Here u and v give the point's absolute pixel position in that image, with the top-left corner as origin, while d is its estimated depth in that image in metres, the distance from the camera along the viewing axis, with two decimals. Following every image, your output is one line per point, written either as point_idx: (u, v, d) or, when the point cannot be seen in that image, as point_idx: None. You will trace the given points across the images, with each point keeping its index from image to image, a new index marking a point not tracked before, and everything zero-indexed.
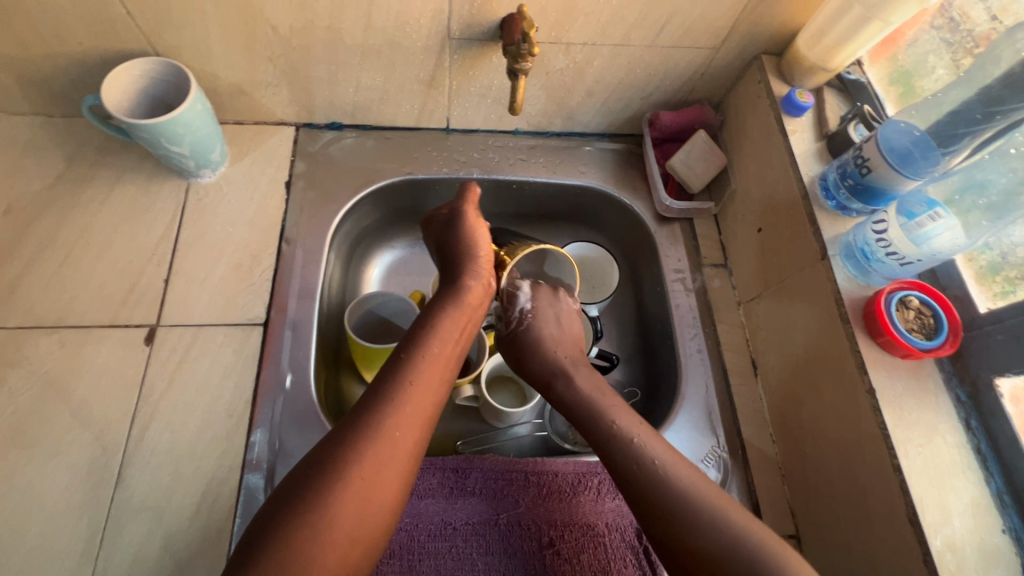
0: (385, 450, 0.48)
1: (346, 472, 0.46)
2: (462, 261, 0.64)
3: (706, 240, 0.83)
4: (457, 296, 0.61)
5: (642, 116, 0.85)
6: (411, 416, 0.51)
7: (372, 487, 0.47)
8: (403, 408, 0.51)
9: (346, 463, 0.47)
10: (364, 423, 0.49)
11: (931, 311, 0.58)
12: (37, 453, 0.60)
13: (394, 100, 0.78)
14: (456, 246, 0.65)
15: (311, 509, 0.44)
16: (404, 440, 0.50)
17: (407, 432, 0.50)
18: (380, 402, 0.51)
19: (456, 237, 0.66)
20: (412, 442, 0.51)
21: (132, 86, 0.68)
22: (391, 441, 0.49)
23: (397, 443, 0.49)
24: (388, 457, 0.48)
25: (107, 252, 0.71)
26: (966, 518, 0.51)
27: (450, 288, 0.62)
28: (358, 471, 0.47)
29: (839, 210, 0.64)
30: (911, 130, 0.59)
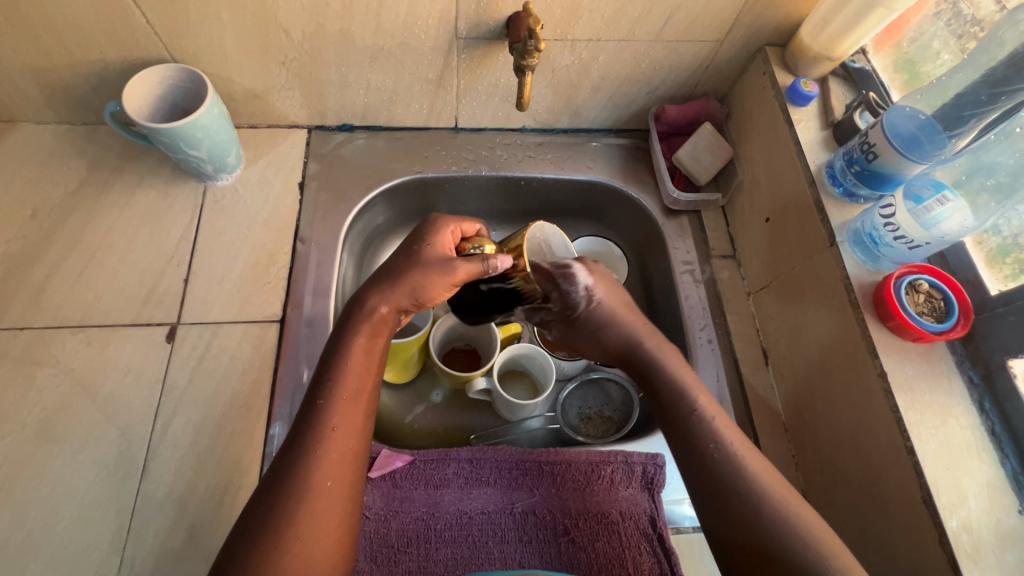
0: (307, 507, 0.45)
1: (276, 535, 0.43)
2: (394, 284, 0.56)
3: (714, 232, 0.83)
4: (370, 319, 0.55)
5: (647, 111, 0.86)
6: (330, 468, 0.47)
7: (300, 552, 0.43)
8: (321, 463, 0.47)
9: (273, 525, 0.44)
10: (287, 485, 0.46)
11: (942, 294, 0.58)
12: (65, 447, 0.62)
13: (404, 101, 0.80)
14: (407, 265, 0.57)
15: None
16: (325, 499, 0.46)
17: (328, 488, 0.46)
18: (299, 458, 0.47)
19: (399, 259, 0.58)
20: (334, 498, 0.46)
21: (151, 92, 0.70)
22: (311, 500, 0.45)
23: (321, 501, 0.46)
24: (312, 518, 0.45)
25: (130, 253, 0.73)
26: (981, 499, 0.51)
27: (367, 315, 0.55)
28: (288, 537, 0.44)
29: (846, 197, 0.65)
30: (916, 115, 0.60)
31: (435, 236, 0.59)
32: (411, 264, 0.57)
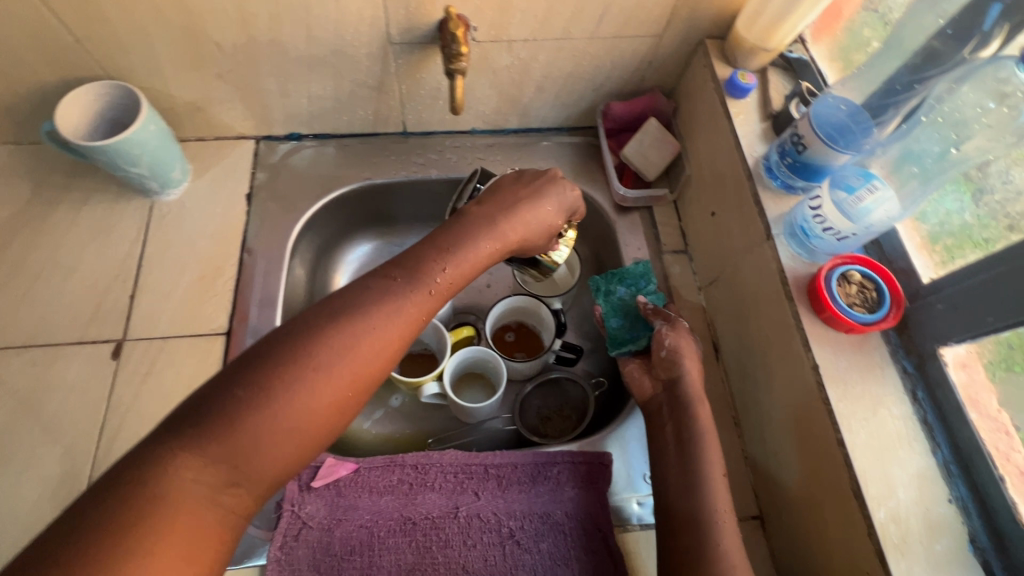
0: (336, 384, 0.41)
1: (293, 400, 0.40)
2: (508, 215, 0.55)
3: (666, 227, 0.83)
4: (490, 224, 0.54)
5: (596, 108, 0.85)
6: (370, 355, 0.43)
7: (300, 422, 0.40)
8: (367, 351, 0.43)
9: (297, 387, 0.40)
10: (327, 345, 0.42)
11: (874, 284, 0.58)
12: (11, 467, 0.62)
13: (348, 108, 0.80)
14: (498, 208, 0.55)
15: (249, 394, 0.39)
16: (350, 379, 0.42)
17: (361, 375, 0.43)
18: (356, 334, 0.43)
19: (510, 193, 0.57)
20: (358, 390, 0.43)
21: (87, 111, 0.70)
22: (342, 376, 0.42)
23: (347, 383, 0.42)
24: (331, 393, 0.41)
25: (76, 271, 0.73)
26: (911, 489, 0.51)
27: (472, 233, 0.52)
28: (300, 395, 0.40)
29: (785, 189, 0.63)
30: (842, 105, 0.60)
31: (550, 189, 0.59)
32: (526, 207, 0.56)
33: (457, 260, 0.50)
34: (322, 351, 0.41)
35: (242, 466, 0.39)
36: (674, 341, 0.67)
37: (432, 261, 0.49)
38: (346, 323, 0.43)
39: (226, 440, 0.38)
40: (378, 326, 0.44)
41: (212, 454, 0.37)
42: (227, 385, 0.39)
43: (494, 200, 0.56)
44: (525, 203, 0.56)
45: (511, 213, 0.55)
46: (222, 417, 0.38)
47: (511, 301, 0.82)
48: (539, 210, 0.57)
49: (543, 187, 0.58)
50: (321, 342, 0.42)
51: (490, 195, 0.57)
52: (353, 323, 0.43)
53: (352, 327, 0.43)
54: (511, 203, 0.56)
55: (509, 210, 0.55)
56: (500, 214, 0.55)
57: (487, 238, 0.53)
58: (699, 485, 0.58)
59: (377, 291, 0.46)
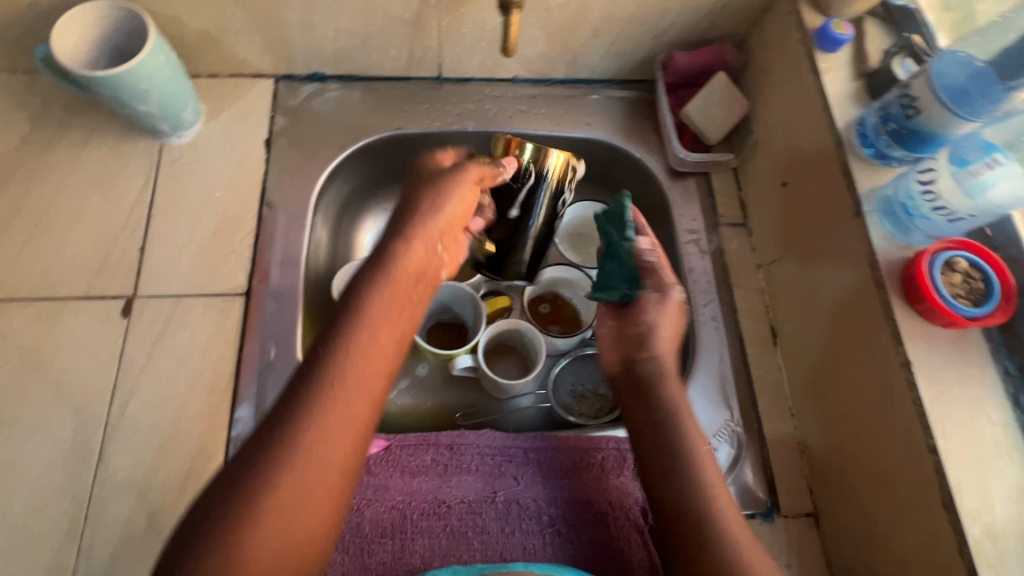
0: (340, 412, 0.42)
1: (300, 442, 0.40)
2: (421, 211, 0.54)
3: (724, 197, 0.75)
4: (428, 230, 0.54)
5: (654, 58, 0.76)
6: (362, 374, 0.44)
7: (319, 458, 0.40)
8: (356, 363, 0.44)
9: (298, 430, 0.40)
10: (313, 382, 0.42)
11: (981, 274, 0.51)
12: (16, 429, 0.58)
13: (379, 46, 0.71)
14: (421, 206, 0.55)
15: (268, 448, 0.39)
16: (353, 404, 0.42)
17: (364, 397, 0.43)
18: (338, 357, 0.43)
19: (427, 187, 0.56)
20: (362, 408, 0.43)
21: (87, 37, 0.61)
22: (342, 403, 0.42)
23: (351, 407, 0.42)
24: (338, 425, 0.41)
25: (80, 218, 0.67)
26: (1009, 504, 0.46)
27: (409, 234, 0.53)
28: (310, 438, 0.40)
29: (877, 158, 0.56)
30: (971, 63, 0.50)
31: (474, 174, 0.57)
32: (448, 191, 0.55)
33: (407, 259, 0.51)
34: (313, 392, 0.42)
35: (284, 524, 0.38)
36: (656, 316, 0.60)
37: (381, 269, 0.49)
38: (320, 356, 0.43)
39: (249, 506, 0.38)
40: (359, 344, 0.45)
41: (260, 512, 0.38)
42: (244, 456, 0.40)
43: (418, 200, 0.55)
44: (445, 187, 0.55)
45: (444, 204, 0.55)
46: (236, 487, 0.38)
47: (548, 270, 0.76)
48: (467, 188, 0.57)
49: (462, 170, 0.57)
50: (308, 386, 0.42)
51: (410, 199, 0.56)
52: (328, 354, 0.43)
53: (330, 355, 0.43)
54: (427, 198, 0.55)
55: (437, 203, 0.55)
56: (438, 208, 0.55)
57: (428, 232, 0.54)
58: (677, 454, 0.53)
59: (342, 316, 0.46)
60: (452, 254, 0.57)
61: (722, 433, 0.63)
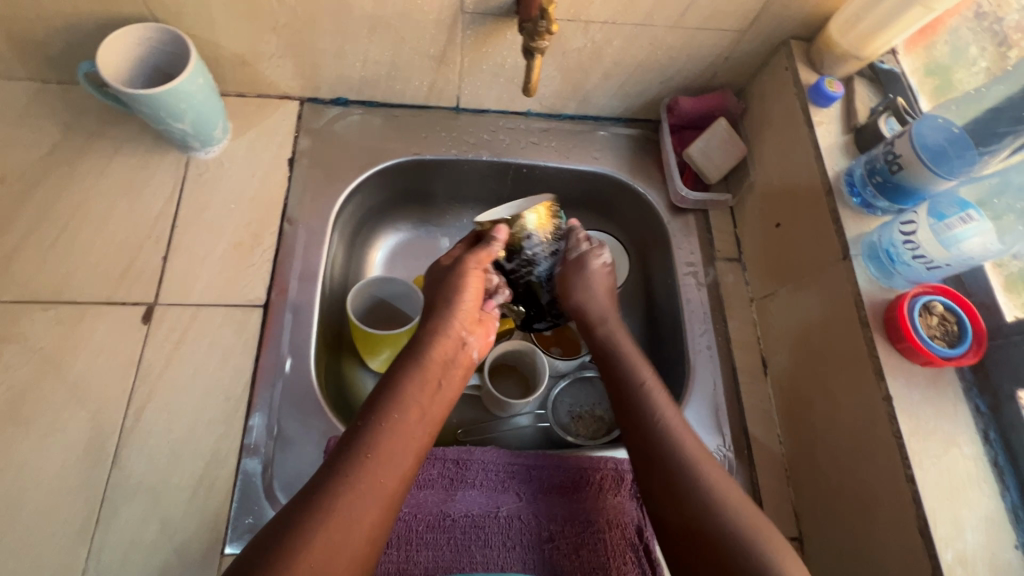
0: (373, 485, 0.47)
1: (337, 505, 0.45)
2: (445, 298, 0.61)
3: (721, 233, 0.80)
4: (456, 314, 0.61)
5: (660, 101, 0.82)
6: (394, 450, 0.50)
7: (354, 522, 0.45)
8: (390, 441, 0.50)
9: (336, 494, 0.46)
10: (352, 457, 0.48)
11: (956, 317, 0.56)
12: (33, 429, 0.59)
13: (403, 76, 0.75)
14: (444, 295, 0.61)
15: (313, 513, 0.44)
16: (382, 474, 0.48)
17: (395, 472, 0.49)
18: (375, 434, 0.50)
19: (448, 280, 0.62)
20: (391, 482, 0.48)
21: (129, 56, 0.65)
22: (375, 477, 0.48)
23: (382, 477, 0.48)
24: (372, 492, 0.47)
25: (106, 225, 0.69)
26: (979, 533, 0.50)
27: (437, 324, 0.60)
28: (347, 506, 0.45)
29: (863, 208, 0.61)
30: (950, 127, 0.56)
31: (474, 257, 0.63)
32: (462, 283, 0.61)
33: (435, 347, 0.58)
34: (351, 466, 0.47)
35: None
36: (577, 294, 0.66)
37: (412, 360, 0.56)
38: (357, 438, 0.49)
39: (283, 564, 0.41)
40: (393, 424, 0.51)
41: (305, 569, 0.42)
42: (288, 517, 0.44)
43: (439, 292, 0.62)
44: (462, 278, 0.62)
45: (462, 295, 0.61)
46: (276, 543, 0.42)
47: None
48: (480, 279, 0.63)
49: (468, 263, 0.62)
50: (347, 460, 0.48)
51: (434, 293, 0.63)
52: (365, 434, 0.50)
53: (368, 435, 0.50)
54: (449, 288, 0.62)
55: (455, 293, 0.61)
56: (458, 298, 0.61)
57: (453, 321, 0.60)
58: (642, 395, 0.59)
59: (378, 401, 0.52)
60: (479, 338, 0.63)
61: (714, 458, 0.66)
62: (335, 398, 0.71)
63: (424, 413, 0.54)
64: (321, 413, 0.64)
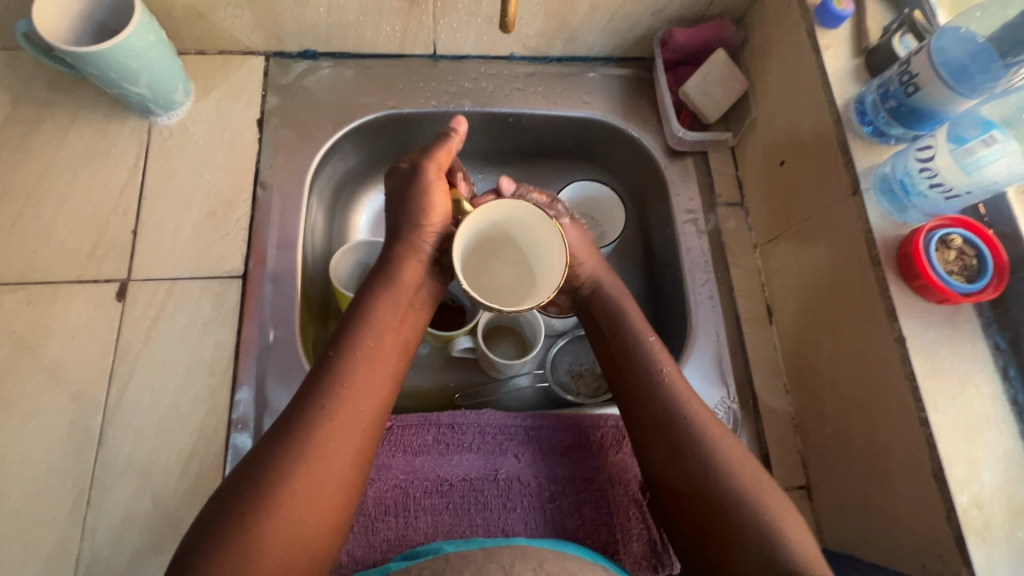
0: (352, 414, 0.47)
1: (317, 435, 0.45)
2: (409, 216, 0.57)
3: (722, 176, 0.75)
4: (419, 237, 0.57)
5: (652, 35, 0.75)
6: (370, 377, 0.50)
7: (335, 446, 0.46)
8: (364, 369, 0.50)
9: (316, 428, 0.46)
10: (327, 387, 0.48)
11: (975, 250, 0.52)
12: (13, 414, 0.57)
13: (373, 22, 0.69)
14: (408, 209, 0.57)
15: (293, 442, 0.45)
16: (361, 399, 0.48)
17: (371, 396, 0.49)
18: (348, 362, 0.50)
19: (410, 196, 0.57)
20: (370, 406, 0.49)
21: (71, 13, 0.60)
22: (354, 404, 0.48)
23: (360, 403, 0.48)
24: (350, 420, 0.47)
25: (70, 200, 0.65)
26: (997, 473, 0.47)
27: (407, 242, 0.57)
28: (327, 437, 0.46)
29: (875, 136, 0.56)
30: (972, 39, 0.50)
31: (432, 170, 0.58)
32: (427, 194, 0.57)
33: (405, 268, 0.56)
34: (327, 399, 0.47)
35: (310, 504, 0.43)
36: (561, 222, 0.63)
37: (385, 279, 0.55)
38: (331, 367, 0.49)
39: (269, 492, 0.43)
40: (367, 351, 0.51)
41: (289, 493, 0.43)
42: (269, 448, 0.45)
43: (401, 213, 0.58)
44: (424, 193, 0.57)
45: (428, 208, 0.57)
46: (256, 476, 0.43)
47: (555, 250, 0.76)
48: (442, 185, 0.58)
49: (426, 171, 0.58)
50: (322, 391, 0.47)
51: (396, 205, 0.58)
52: (339, 363, 0.49)
53: (342, 364, 0.49)
54: (412, 204, 0.57)
55: (420, 208, 0.57)
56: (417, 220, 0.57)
57: (419, 243, 0.57)
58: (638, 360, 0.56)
59: (350, 329, 0.52)
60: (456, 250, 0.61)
61: (719, 409, 0.64)
62: None
63: (398, 333, 0.53)
64: None
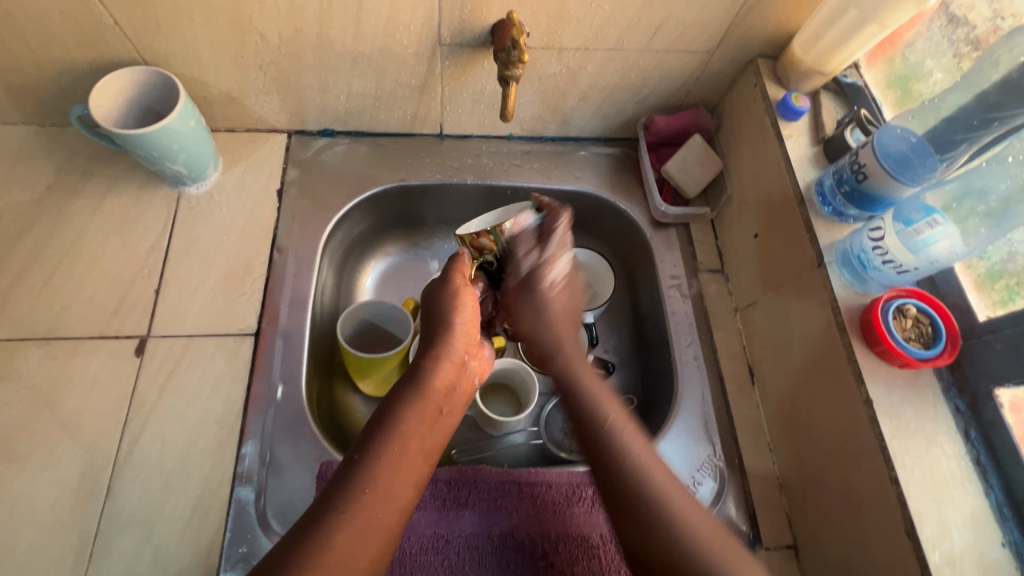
0: (369, 524, 0.48)
1: (332, 547, 0.46)
2: (442, 319, 0.62)
3: (703, 245, 0.82)
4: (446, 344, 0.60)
5: (637, 120, 0.84)
6: (391, 483, 0.51)
7: (350, 561, 0.46)
8: (388, 478, 0.51)
9: (332, 535, 0.47)
10: (347, 494, 0.49)
11: (929, 319, 0.58)
12: (27, 464, 0.59)
13: (386, 107, 0.78)
14: (442, 320, 0.61)
15: (311, 547, 0.46)
16: (378, 509, 0.49)
17: (392, 507, 0.50)
18: (373, 470, 0.50)
19: (441, 301, 0.62)
20: (386, 517, 0.49)
21: (120, 99, 0.68)
22: (373, 514, 0.49)
23: (379, 513, 0.49)
24: (366, 532, 0.48)
25: (100, 261, 0.70)
26: (966, 532, 0.50)
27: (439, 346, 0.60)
28: (340, 546, 0.46)
29: (835, 216, 0.64)
30: (908, 137, 0.59)
31: (459, 271, 0.64)
32: (457, 305, 0.62)
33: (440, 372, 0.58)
34: (346, 506, 0.48)
35: None
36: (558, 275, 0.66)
37: (415, 385, 0.57)
38: (354, 473, 0.50)
39: None
40: (390, 457, 0.52)
41: None
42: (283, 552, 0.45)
43: (434, 316, 0.62)
44: (456, 298, 0.62)
45: (460, 318, 0.62)
46: None
47: None
48: (467, 301, 0.63)
49: (457, 281, 0.64)
50: (340, 499, 0.48)
51: (430, 315, 0.62)
52: (361, 471, 0.50)
53: (365, 470, 0.50)
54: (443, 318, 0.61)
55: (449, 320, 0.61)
56: (449, 326, 0.61)
57: (454, 345, 0.61)
58: (603, 439, 0.54)
59: (378, 431, 0.53)
60: (480, 361, 0.64)
61: (705, 467, 0.67)
62: (327, 421, 0.72)
63: (419, 438, 0.54)
64: (313, 438, 0.64)
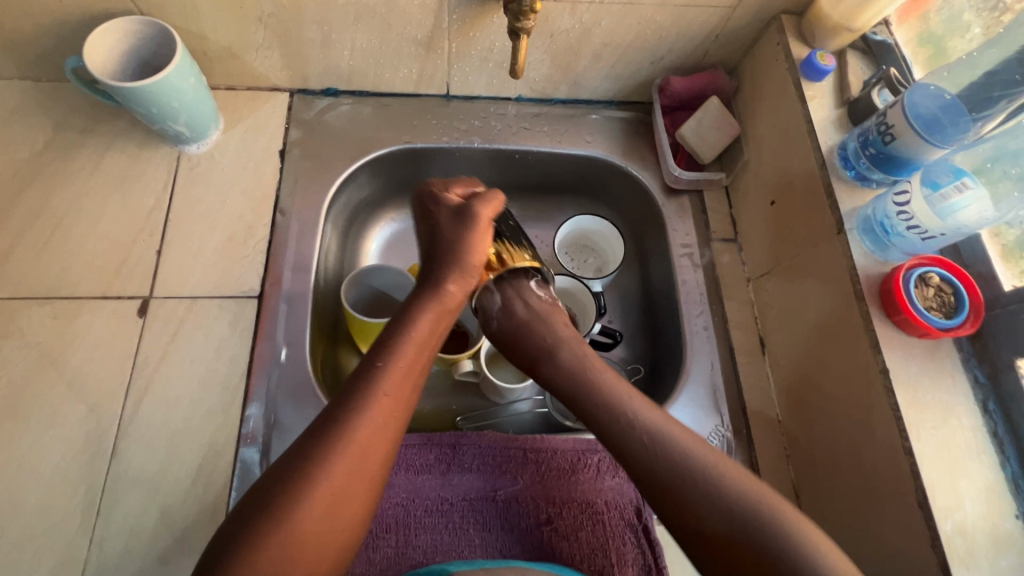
0: (385, 418, 0.49)
1: (354, 438, 0.47)
2: (454, 252, 0.60)
3: (716, 213, 0.79)
4: (459, 269, 0.60)
5: (651, 82, 0.81)
6: (404, 384, 0.51)
7: (369, 452, 0.47)
8: (399, 379, 0.51)
9: (353, 426, 0.48)
10: (366, 394, 0.49)
11: (952, 288, 0.56)
12: (33, 422, 0.60)
13: (391, 64, 0.75)
14: (454, 244, 0.61)
15: (330, 435, 0.47)
16: (393, 415, 0.50)
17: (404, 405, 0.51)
18: (389, 369, 0.51)
19: (457, 233, 0.61)
20: (401, 420, 0.50)
21: (115, 51, 0.65)
22: (389, 412, 0.50)
23: (394, 410, 0.50)
24: (383, 428, 0.49)
25: (101, 221, 0.69)
26: (979, 503, 0.49)
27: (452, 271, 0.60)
28: (360, 439, 0.47)
29: (857, 180, 0.61)
30: (940, 95, 0.56)
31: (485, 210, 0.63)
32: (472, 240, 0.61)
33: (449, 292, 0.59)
34: (365, 401, 0.49)
35: (329, 508, 0.45)
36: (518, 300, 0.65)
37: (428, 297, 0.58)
38: (370, 372, 0.51)
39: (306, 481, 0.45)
40: (402, 361, 0.52)
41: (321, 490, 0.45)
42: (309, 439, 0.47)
43: (447, 243, 0.61)
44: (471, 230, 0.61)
45: (471, 251, 0.61)
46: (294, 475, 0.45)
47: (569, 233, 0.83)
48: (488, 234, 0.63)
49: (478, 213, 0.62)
50: (361, 394, 0.49)
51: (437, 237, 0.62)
52: (378, 372, 0.51)
53: (381, 372, 0.51)
54: (456, 241, 0.61)
55: (464, 245, 0.61)
56: (463, 253, 0.60)
57: (462, 272, 0.60)
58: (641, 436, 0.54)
59: (389, 339, 0.54)
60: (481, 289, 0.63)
61: (712, 438, 0.66)
62: (332, 385, 0.72)
63: (425, 349, 0.55)
64: (317, 402, 0.64)
